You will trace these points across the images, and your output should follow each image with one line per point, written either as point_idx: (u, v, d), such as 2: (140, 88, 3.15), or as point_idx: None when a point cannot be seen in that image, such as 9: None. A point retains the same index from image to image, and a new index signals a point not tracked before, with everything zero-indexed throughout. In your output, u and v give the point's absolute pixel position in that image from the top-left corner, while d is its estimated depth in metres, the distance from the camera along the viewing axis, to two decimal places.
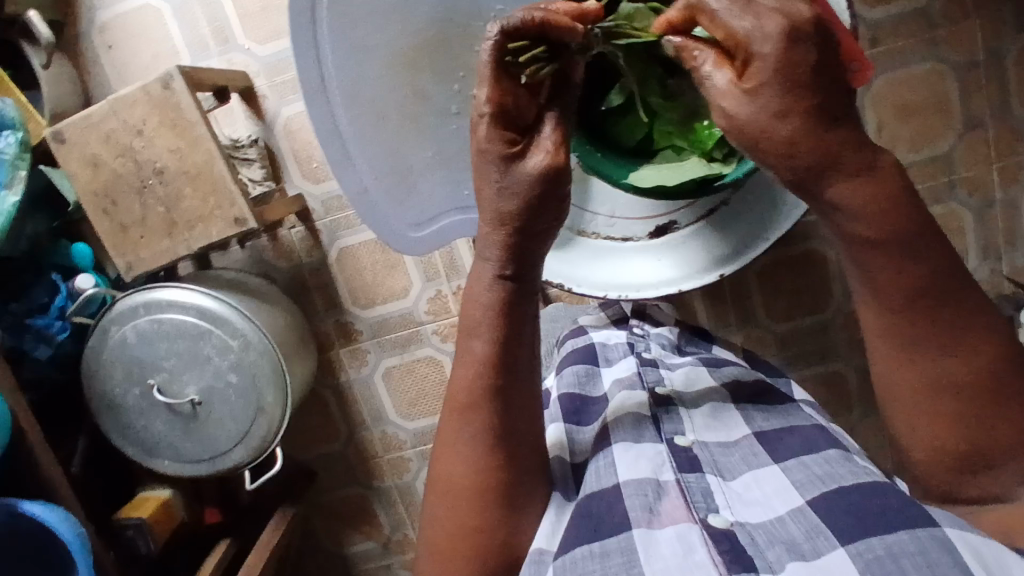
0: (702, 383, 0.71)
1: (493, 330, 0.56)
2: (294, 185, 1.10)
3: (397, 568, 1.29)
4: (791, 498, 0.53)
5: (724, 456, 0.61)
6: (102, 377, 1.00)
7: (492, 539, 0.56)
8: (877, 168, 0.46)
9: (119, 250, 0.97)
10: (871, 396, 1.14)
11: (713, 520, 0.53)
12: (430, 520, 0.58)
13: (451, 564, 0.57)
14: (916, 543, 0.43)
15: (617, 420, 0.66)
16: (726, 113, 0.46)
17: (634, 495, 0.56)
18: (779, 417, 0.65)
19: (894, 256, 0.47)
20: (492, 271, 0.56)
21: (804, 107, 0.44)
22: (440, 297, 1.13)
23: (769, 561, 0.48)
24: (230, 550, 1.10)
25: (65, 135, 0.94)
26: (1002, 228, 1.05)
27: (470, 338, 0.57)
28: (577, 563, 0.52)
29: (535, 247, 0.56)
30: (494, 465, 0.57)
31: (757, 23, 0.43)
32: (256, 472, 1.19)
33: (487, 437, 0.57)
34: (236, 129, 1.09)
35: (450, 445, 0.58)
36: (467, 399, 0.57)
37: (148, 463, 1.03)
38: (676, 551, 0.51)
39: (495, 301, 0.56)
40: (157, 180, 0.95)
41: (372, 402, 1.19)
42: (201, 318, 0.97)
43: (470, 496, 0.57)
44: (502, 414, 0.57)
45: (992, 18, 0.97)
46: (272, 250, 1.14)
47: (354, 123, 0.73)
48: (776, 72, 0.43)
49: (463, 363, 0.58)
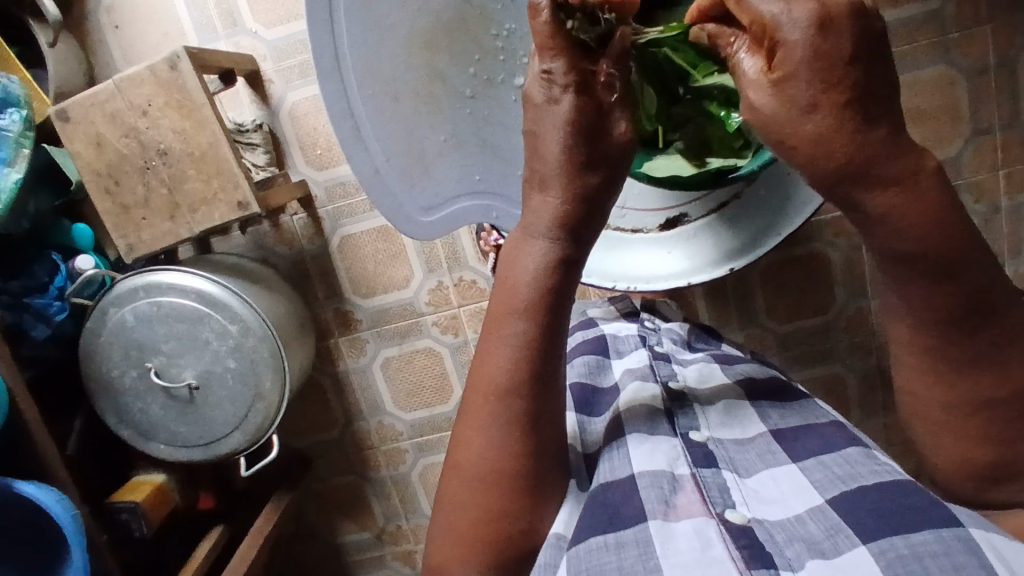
0: (715, 379, 0.71)
1: (534, 312, 0.55)
2: (297, 171, 1.09)
3: (390, 559, 1.29)
4: (809, 497, 0.54)
5: (739, 454, 0.61)
6: (99, 357, 0.99)
7: (516, 525, 0.57)
8: (918, 176, 0.44)
9: (120, 230, 0.96)
10: (870, 400, 1.14)
11: (730, 515, 0.53)
12: (451, 504, 0.58)
13: (470, 548, 0.57)
14: (941, 543, 0.44)
15: (631, 411, 0.66)
16: (751, 105, 0.45)
17: (649, 487, 0.57)
18: (797, 415, 0.64)
19: (926, 274, 0.46)
20: (541, 248, 0.55)
21: (836, 97, 0.42)
22: (441, 289, 1.12)
23: (789, 558, 0.49)
24: (223, 536, 1.10)
25: (69, 114, 0.93)
26: (1006, 236, 1.06)
27: (510, 318, 0.55)
28: (591, 553, 0.53)
29: (588, 225, 0.54)
30: (525, 452, 0.56)
31: (785, 8, 0.42)
32: (252, 459, 1.18)
33: (517, 423, 0.56)
34: (241, 113, 1.09)
35: (479, 428, 0.56)
36: (507, 384, 0.56)
37: (144, 446, 1.03)
38: (693, 545, 0.51)
39: (544, 280, 0.54)
40: (160, 162, 0.94)
41: (369, 392, 1.19)
42: (200, 302, 0.96)
43: (495, 481, 0.56)
44: (538, 401, 0.56)
45: (1005, 25, 0.97)
46: (273, 236, 1.13)
47: (368, 104, 0.72)
48: (804, 61, 0.42)
49: (502, 345, 0.56)
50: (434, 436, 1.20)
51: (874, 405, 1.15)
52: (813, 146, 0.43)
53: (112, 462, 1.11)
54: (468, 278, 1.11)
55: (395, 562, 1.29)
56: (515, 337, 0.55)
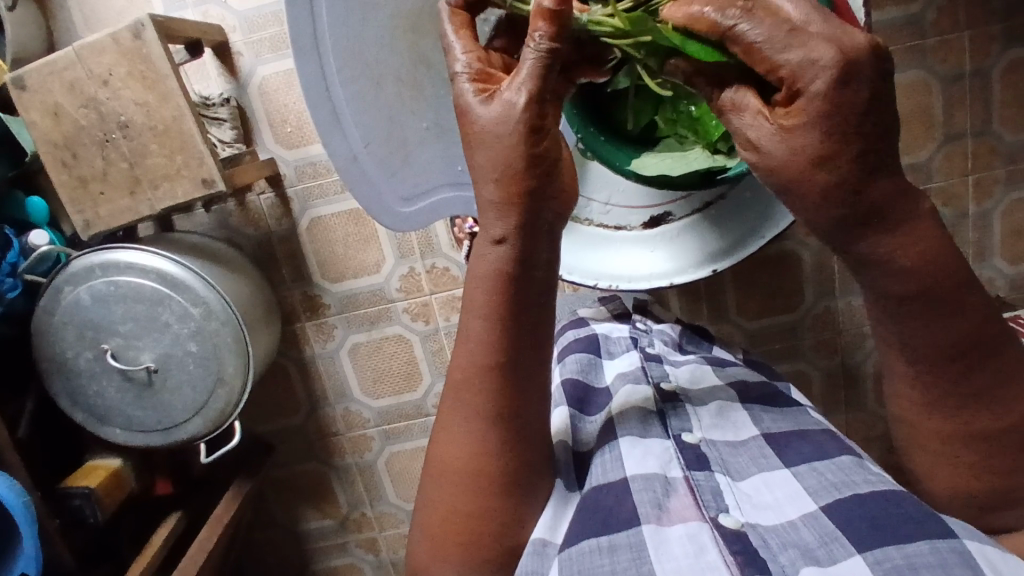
0: (707, 381, 0.71)
1: (491, 307, 0.54)
2: (265, 149, 1.05)
3: (353, 546, 1.27)
4: (803, 503, 0.54)
5: (732, 457, 0.61)
6: (53, 338, 0.95)
7: (486, 528, 0.56)
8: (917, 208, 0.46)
9: (77, 205, 0.92)
10: (834, 396, 1.16)
11: (724, 520, 0.53)
12: (427, 501, 0.58)
13: (448, 548, 0.56)
14: (936, 555, 0.44)
15: (623, 415, 0.66)
16: (753, 145, 0.45)
17: (642, 491, 0.56)
18: (787, 420, 0.64)
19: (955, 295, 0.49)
20: (488, 238, 0.54)
21: (848, 153, 0.42)
22: (413, 276, 1.10)
23: (783, 565, 0.49)
24: (181, 524, 1.06)
25: (26, 82, 0.88)
26: (972, 240, 1.08)
27: (469, 314, 0.55)
28: (584, 556, 0.52)
29: (540, 208, 0.52)
30: (490, 450, 0.56)
31: (807, 54, 0.41)
32: (212, 444, 1.15)
33: (482, 421, 0.56)
34: (207, 86, 1.04)
35: (447, 425, 0.57)
36: (462, 377, 0.56)
37: (99, 431, 0.99)
38: (688, 550, 0.51)
39: (495, 270, 0.53)
40: (121, 134, 0.89)
41: (336, 378, 1.16)
42: (160, 283, 0.92)
43: (465, 479, 0.56)
44: (496, 398, 0.55)
45: (982, 32, 0.98)
46: (239, 216, 1.09)
47: (348, 88, 0.69)
48: (820, 114, 0.42)
49: (464, 340, 0.56)
50: (401, 424, 1.19)
51: (836, 400, 1.17)
52: (820, 191, 0.44)
53: (61, 446, 1.06)
54: (440, 265, 1.09)
55: (358, 549, 1.27)
56: (475, 335, 0.55)
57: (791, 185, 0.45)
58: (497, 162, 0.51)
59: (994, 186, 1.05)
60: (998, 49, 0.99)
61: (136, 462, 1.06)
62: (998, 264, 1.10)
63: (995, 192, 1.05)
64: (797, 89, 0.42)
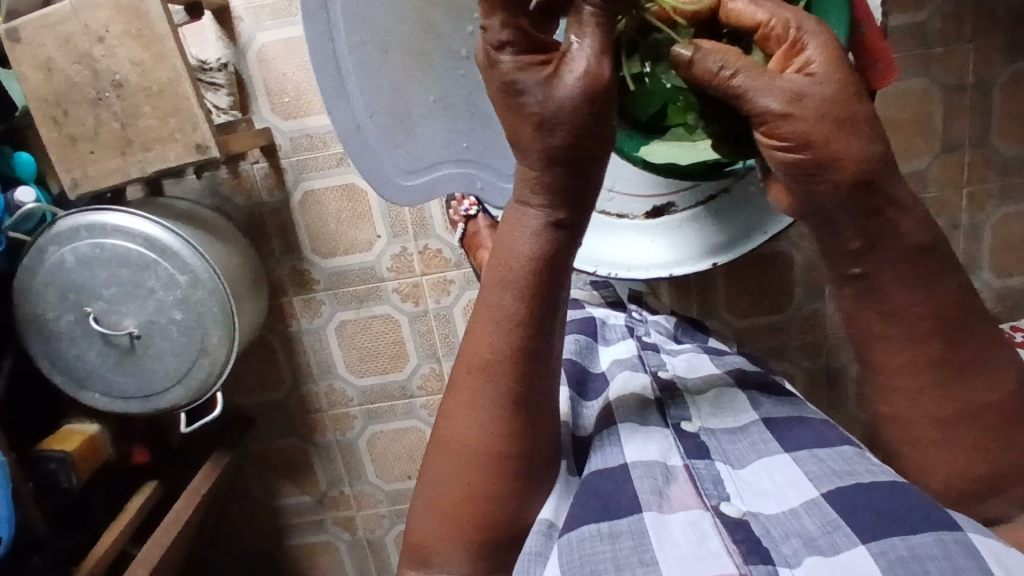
0: (704, 370, 0.72)
1: (525, 288, 0.53)
2: (262, 118, 1.03)
3: (329, 525, 1.26)
4: (805, 489, 0.54)
5: (731, 444, 0.61)
6: (34, 298, 0.93)
7: (501, 510, 0.56)
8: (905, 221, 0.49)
9: (65, 163, 0.89)
10: (817, 397, 1.17)
11: (726, 508, 0.54)
12: (434, 478, 0.57)
13: (457, 528, 0.57)
14: (942, 547, 0.45)
15: (622, 401, 0.67)
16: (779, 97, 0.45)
17: (643, 477, 0.56)
18: (787, 406, 0.65)
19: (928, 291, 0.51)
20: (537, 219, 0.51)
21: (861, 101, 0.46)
22: (404, 255, 1.09)
23: (785, 555, 0.49)
24: (157, 492, 1.05)
25: (20, 34, 0.85)
26: (961, 252, 1.09)
27: (501, 290, 0.53)
28: (584, 542, 0.52)
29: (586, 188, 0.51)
30: (510, 433, 0.55)
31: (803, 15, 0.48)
32: (192, 414, 1.13)
33: (503, 402, 0.55)
34: (204, 50, 1.01)
35: (465, 405, 0.56)
36: (490, 358, 0.54)
37: (78, 395, 0.97)
38: (689, 538, 0.51)
39: (538, 251, 0.52)
40: (114, 94, 0.87)
41: (321, 354, 1.15)
42: (147, 248, 0.90)
43: (482, 461, 0.56)
44: (524, 381, 0.54)
45: (985, 44, 0.98)
46: (230, 184, 1.07)
47: (354, 54, 0.70)
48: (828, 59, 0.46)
49: (489, 317, 0.54)
50: (384, 405, 1.18)
51: (819, 402, 1.18)
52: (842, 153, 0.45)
53: (40, 407, 1.04)
54: (433, 246, 1.08)
55: (333, 527, 1.27)
56: (505, 312, 0.53)
57: (831, 131, 0.45)
58: (551, 144, 0.47)
59: (986, 198, 1.06)
60: (1000, 64, 0.99)
61: (112, 428, 1.05)
62: (987, 276, 1.10)
63: (988, 204, 1.06)
64: (799, 38, 0.47)
